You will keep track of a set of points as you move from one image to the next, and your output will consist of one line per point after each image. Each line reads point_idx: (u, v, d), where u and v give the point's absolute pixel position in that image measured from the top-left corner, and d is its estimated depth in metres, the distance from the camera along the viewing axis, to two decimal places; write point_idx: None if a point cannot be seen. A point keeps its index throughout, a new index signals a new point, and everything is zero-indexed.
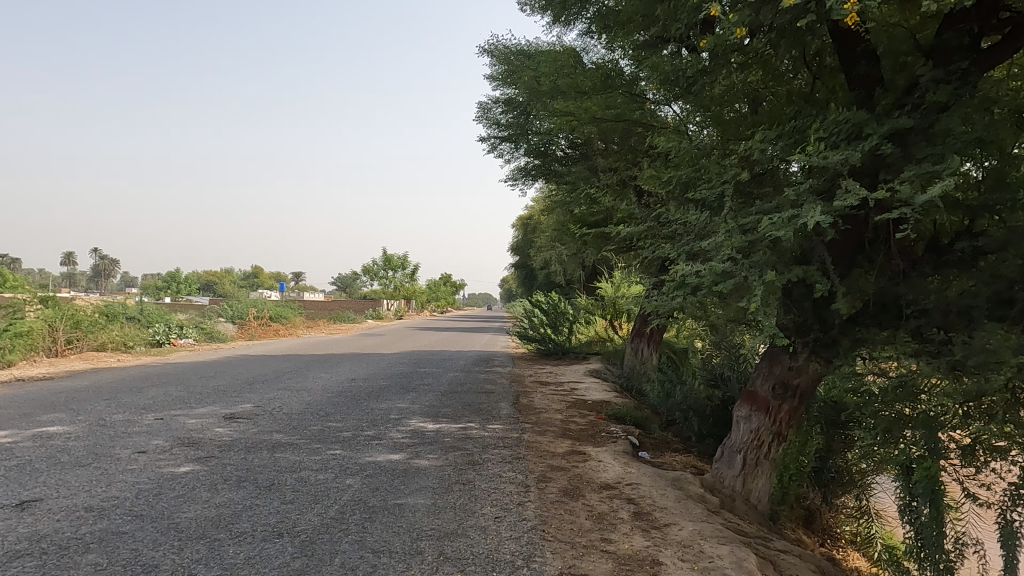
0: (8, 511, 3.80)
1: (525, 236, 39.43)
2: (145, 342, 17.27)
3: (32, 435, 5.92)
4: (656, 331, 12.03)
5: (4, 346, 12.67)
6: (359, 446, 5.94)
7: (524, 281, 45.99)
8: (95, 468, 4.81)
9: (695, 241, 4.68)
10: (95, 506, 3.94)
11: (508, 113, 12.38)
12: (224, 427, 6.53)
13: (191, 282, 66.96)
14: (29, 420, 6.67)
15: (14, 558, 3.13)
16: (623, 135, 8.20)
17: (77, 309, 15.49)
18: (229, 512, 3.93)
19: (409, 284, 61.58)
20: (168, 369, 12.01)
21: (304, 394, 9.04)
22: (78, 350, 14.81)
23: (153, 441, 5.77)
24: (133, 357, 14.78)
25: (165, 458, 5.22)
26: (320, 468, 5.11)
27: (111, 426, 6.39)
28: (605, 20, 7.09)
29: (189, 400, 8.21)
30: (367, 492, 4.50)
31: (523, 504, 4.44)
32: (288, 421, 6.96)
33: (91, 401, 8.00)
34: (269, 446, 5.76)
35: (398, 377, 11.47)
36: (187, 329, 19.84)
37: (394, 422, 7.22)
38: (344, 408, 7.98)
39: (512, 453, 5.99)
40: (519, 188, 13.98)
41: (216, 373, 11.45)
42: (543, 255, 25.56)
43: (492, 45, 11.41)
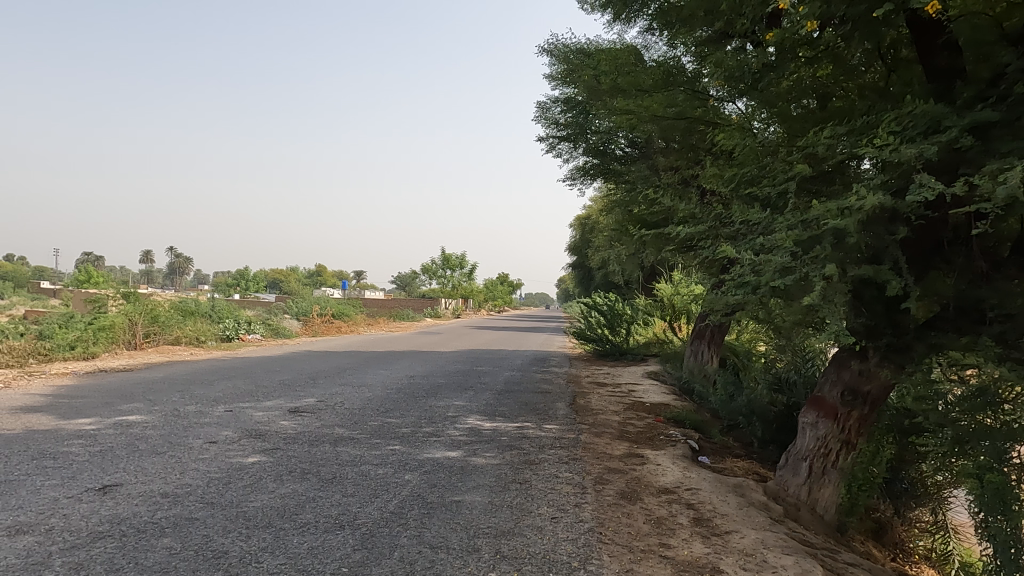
0: (93, 494, 4.04)
1: (584, 238, 39.14)
2: (216, 338, 18.06)
3: (113, 423, 6.27)
4: (719, 334, 11.75)
5: (88, 338, 13.47)
6: (417, 443, 6.04)
7: (583, 282, 45.73)
8: (170, 456, 5.06)
9: (758, 239, 4.55)
10: (170, 493, 4.14)
11: (567, 112, 12.35)
12: (289, 421, 6.74)
13: (260, 279, 69.53)
14: (110, 409, 7.06)
15: (97, 539, 3.32)
16: (685, 134, 8.06)
17: (155, 305, 16.34)
18: (294, 503, 4.06)
19: (467, 284, 62.17)
20: (237, 363, 12.51)
21: (365, 390, 9.25)
22: (156, 344, 15.60)
23: (223, 432, 6.03)
24: (205, 352, 15.45)
25: (234, 448, 5.44)
26: (379, 463, 5.21)
27: (185, 417, 6.69)
28: (666, 17, 6.97)
29: (256, 393, 8.53)
30: (425, 489, 4.56)
31: (581, 506, 4.42)
32: (349, 416, 7.13)
33: (168, 392, 8.42)
34: (331, 441, 5.92)
35: (456, 376, 11.59)
36: (255, 325, 20.64)
37: (451, 420, 7.30)
38: (403, 405, 8.12)
39: (568, 454, 5.97)
40: (578, 187, 13.94)
41: (282, 368, 11.85)
42: (602, 255, 25.43)
43: (551, 44, 11.39)
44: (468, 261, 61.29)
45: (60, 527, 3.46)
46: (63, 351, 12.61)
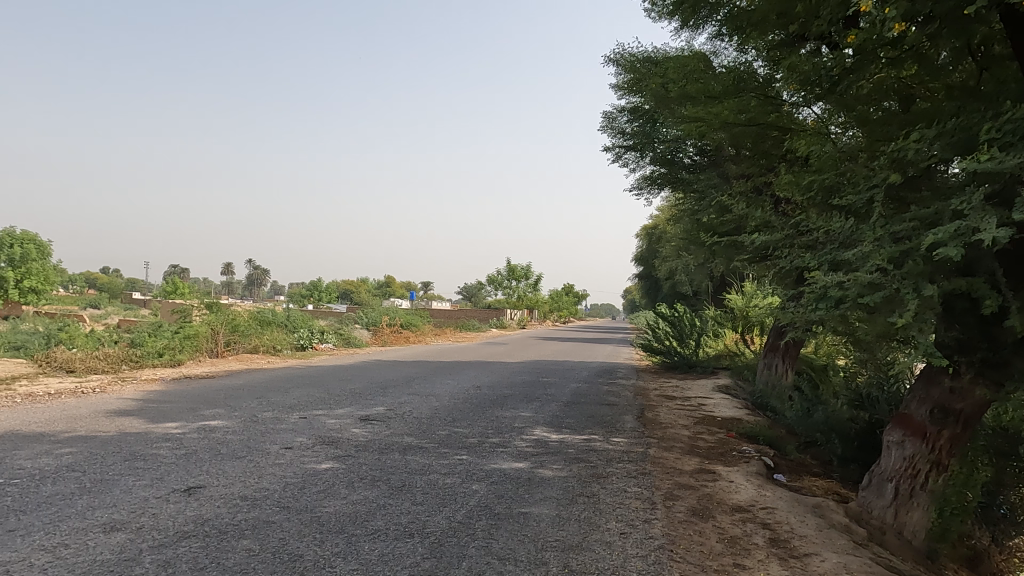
0: (179, 495, 4.24)
1: (651, 248, 38.60)
2: (291, 346, 18.74)
3: (197, 427, 6.58)
4: (794, 346, 11.32)
5: (175, 346, 14.24)
6: (485, 453, 6.06)
7: (650, 293, 45.06)
8: (249, 460, 5.27)
9: (839, 250, 4.38)
10: (249, 496, 4.30)
11: (633, 121, 12.21)
12: (360, 429, 6.91)
13: (332, 290, 71.93)
14: (195, 414, 7.42)
15: (183, 538, 3.49)
16: (757, 140, 7.83)
17: (235, 315, 17.11)
18: (365, 510, 4.15)
19: (532, 295, 62.29)
20: (310, 371, 12.93)
21: (432, 399, 9.38)
22: (236, 352, 16.31)
23: (297, 438, 6.23)
24: (281, 360, 16.05)
25: (308, 454, 5.61)
26: (447, 472, 5.27)
27: (263, 423, 6.97)
28: (736, 22, 6.80)
29: (329, 401, 8.79)
30: (493, 499, 4.57)
31: (650, 522, 4.32)
32: (418, 425, 7.24)
33: (246, 399, 8.78)
34: (400, 449, 6.03)
35: (522, 387, 11.60)
36: (327, 335, 21.31)
37: (518, 431, 7.30)
38: (470, 414, 8.18)
39: (637, 468, 5.86)
40: (645, 196, 13.76)
41: (353, 376, 12.18)
42: (670, 265, 25.00)
43: (617, 53, 11.32)
44: (533, 272, 61.48)
45: (150, 525, 3.65)
46: (152, 358, 13.37)
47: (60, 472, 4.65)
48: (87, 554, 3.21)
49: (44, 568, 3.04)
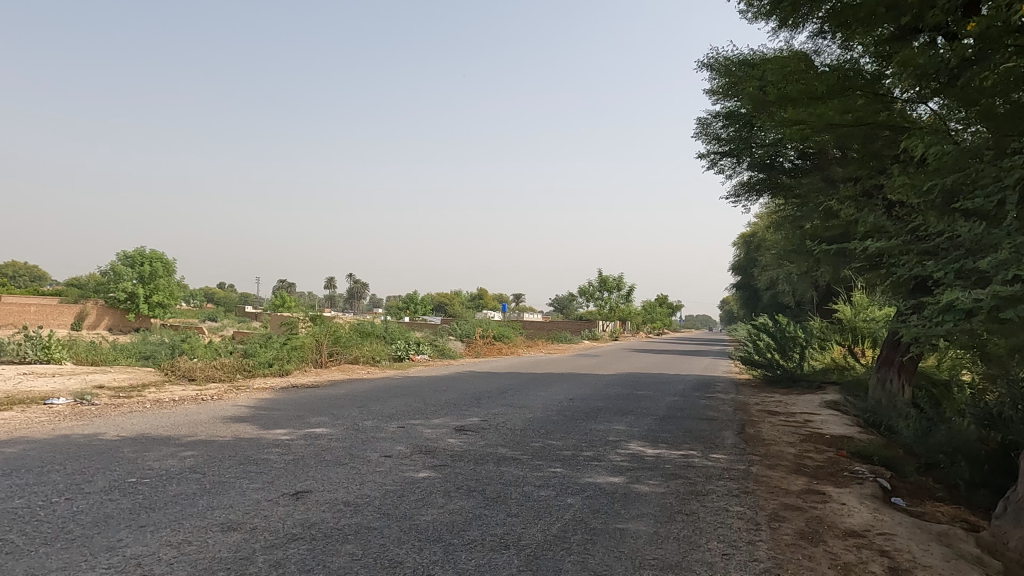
0: (288, 499, 4.47)
1: (749, 256, 37.16)
2: (389, 357, 19.37)
3: (303, 434, 6.92)
4: (911, 361, 10.55)
5: (284, 357, 15.08)
6: (579, 466, 6.01)
7: (749, 303, 43.34)
8: (351, 467, 5.47)
9: (968, 257, 4.06)
10: (351, 502, 4.47)
11: (729, 126, 11.84)
12: (456, 439, 7.03)
13: (427, 303, 73.90)
14: (302, 421, 7.81)
15: (292, 540, 3.66)
16: (865, 141, 7.40)
17: (338, 327, 17.92)
18: (461, 520, 4.20)
19: (625, 306, 61.43)
20: (408, 382, 13.31)
21: (526, 411, 9.41)
22: (338, 362, 17.06)
23: (396, 447, 6.42)
24: (380, 370, 16.64)
25: (407, 463, 5.76)
26: (541, 484, 5.25)
27: (364, 431, 7.23)
28: (839, 18, 6.45)
29: (425, 411, 9.01)
30: (588, 514, 4.51)
31: (754, 543, 4.13)
32: (512, 437, 7.28)
33: (348, 408, 9.15)
34: (495, 460, 6.08)
35: (616, 400, 11.43)
36: (423, 346, 21.90)
37: (612, 444, 7.20)
38: (563, 427, 8.15)
39: (739, 486, 5.61)
40: (743, 202, 13.29)
41: (448, 387, 12.43)
42: (771, 275, 23.97)
43: (712, 58, 11.03)
44: (625, 283, 60.66)
45: (262, 527, 3.86)
46: (264, 367, 14.21)
47: (183, 474, 5.01)
48: (206, 552, 3.43)
49: (170, 562, 3.27)
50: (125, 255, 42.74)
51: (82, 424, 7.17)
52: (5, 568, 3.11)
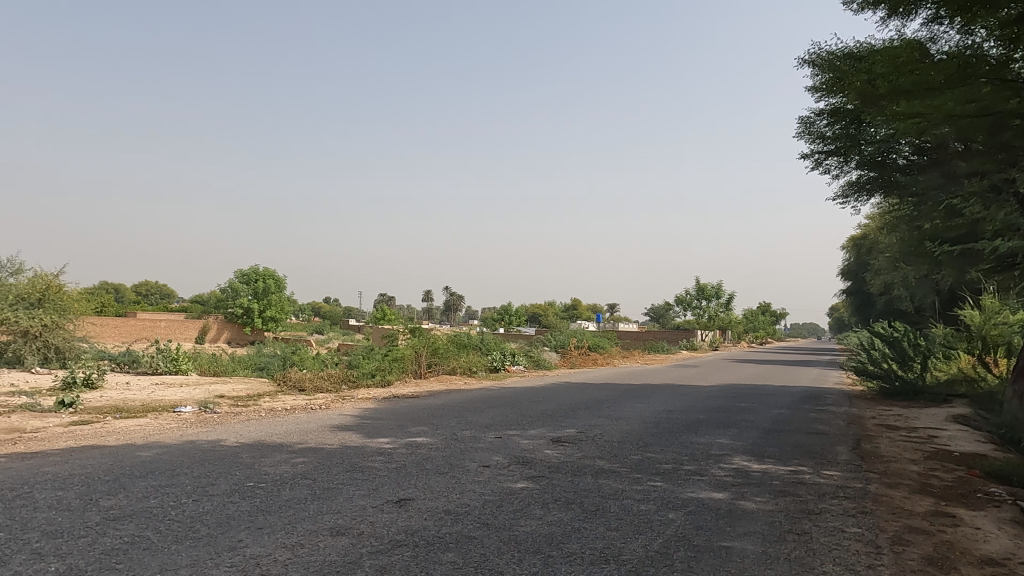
0: (392, 506, 4.62)
1: (861, 260, 34.98)
2: (485, 368, 19.66)
3: (405, 443, 7.14)
4: None
5: (385, 368, 15.63)
6: (680, 480, 5.84)
7: (861, 310, 40.76)
8: (451, 477, 5.58)
9: None
10: (452, 511, 4.55)
11: (834, 124, 11.24)
12: (553, 450, 7.02)
13: (522, 314, 74.41)
14: (403, 431, 8.05)
15: (396, 546, 3.77)
16: (992, 131, 6.82)
17: (436, 338, 18.39)
18: (560, 532, 4.18)
19: (725, 315, 59.35)
20: (504, 393, 13.47)
21: (623, 423, 9.25)
22: (437, 373, 17.48)
23: (494, 457, 6.49)
24: (477, 381, 16.91)
25: (505, 473, 5.81)
26: (641, 498, 5.14)
27: (462, 441, 7.36)
28: (956, 2, 5.99)
29: (522, 422, 9.05)
30: (691, 530, 4.37)
31: (875, 568, 3.84)
32: (610, 449, 7.19)
33: (447, 418, 9.35)
34: (592, 472, 6.01)
35: (717, 412, 11.03)
36: (518, 357, 22.07)
37: (715, 458, 6.94)
38: (662, 440, 7.94)
39: (856, 506, 5.25)
40: (852, 203, 12.56)
41: (544, 398, 12.45)
42: (886, 280, 22.43)
43: (814, 53, 10.54)
44: (724, 291, 58.61)
45: (368, 532, 4.01)
46: (367, 378, 14.79)
47: (295, 479, 5.29)
48: (318, 555, 3.59)
49: (286, 563, 3.45)
50: (242, 273, 45.84)
51: (207, 431, 7.73)
52: (143, 562, 3.40)
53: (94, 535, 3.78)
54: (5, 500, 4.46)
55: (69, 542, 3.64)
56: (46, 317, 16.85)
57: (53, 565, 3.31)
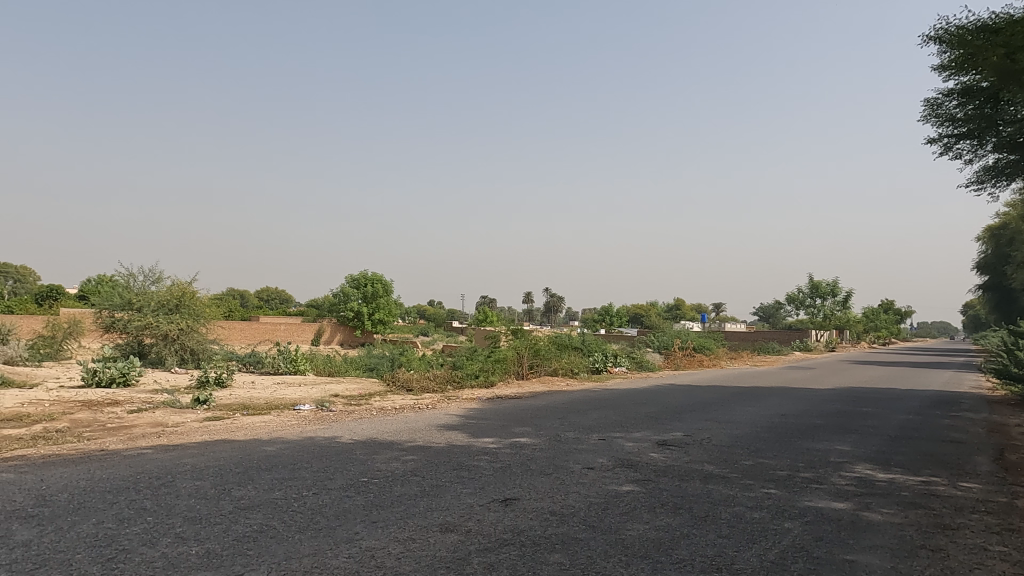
0: (498, 504, 4.69)
1: (1001, 252, 31.81)
2: (587, 370, 19.55)
3: (510, 444, 7.23)
4: None
5: (489, 369, 15.89)
6: (796, 488, 5.55)
7: (1002, 306, 37.07)
8: (555, 477, 5.59)
9: None
10: (557, 512, 4.56)
11: (966, 104, 10.30)
12: (658, 453, 6.87)
13: (623, 314, 73.44)
14: (507, 431, 8.15)
15: (503, 545, 3.83)
16: None
17: (537, 340, 18.51)
18: (669, 537, 4.08)
19: (842, 313, 55.86)
20: (606, 394, 13.34)
21: (733, 427, 8.90)
22: (539, 374, 17.57)
23: (598, 459, 6.43)
24: (579, 383, 16.85)
25: (609, 476, 5.75)
26: (754, 506, 4.93)
27: (566, 442, 7.36)
28: None
29: (627, 424, 8.92)
30: (810, 541, 4.13)
31: None
32: (719, 453, 6.95)
33: (551, 419, 9.37)
34: (701, 477, 5.83)
35: (836, 417, 10.37)
36: (621, 358, 21.79)
37: (835, 466, 6.53)
38: (775, 445, 7.58)
39: (1000, 523, 4.78)
40: (988, 189, 11.45)
41: (648, 400, 12.22)
42: None
43: (940, 29, 9.71)
44: (841, 288, 55.15)
45: (476, 529, 4.09)
46: (471, 379, 15.10)
47: (406, 476, 5.49)
48: (429, 550, 3.71)
49: (399, 557, 3.58)
50: (353, 278, 48.13)
51: (323, 429, 8.17)
52: (270, 550, 3.63)
53: (228, 523, 4.09)
54: (153, 488, 4.92)
55: (206, 528, 3.96)
56: (183, 321, 18.46)
57: (193, 549, 3.61)
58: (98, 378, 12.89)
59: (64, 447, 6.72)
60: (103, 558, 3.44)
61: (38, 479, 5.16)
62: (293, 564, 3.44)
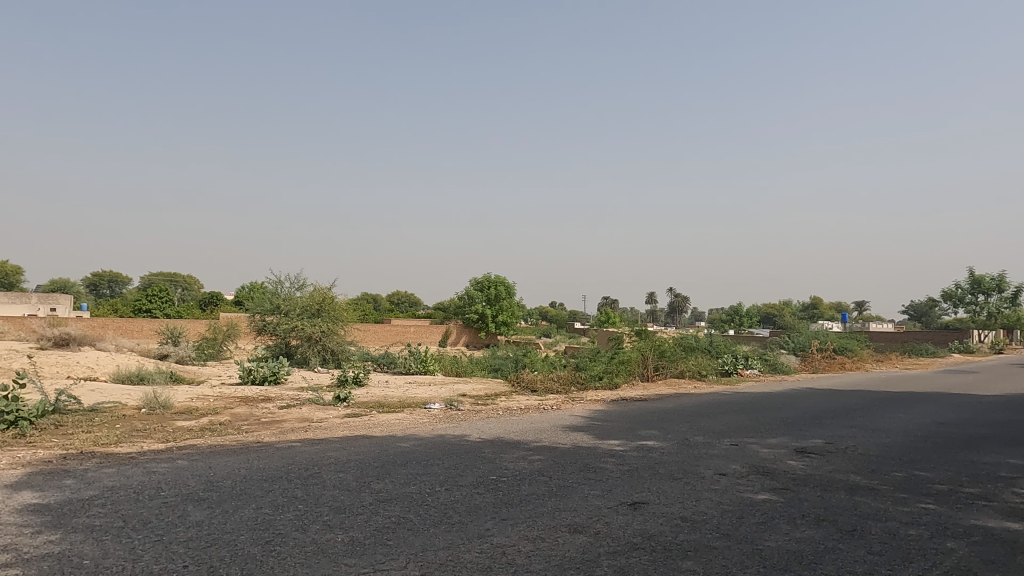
0: (626, 507, 4.63)
1: None
2: (716, 372, 18.83)
3: (636, 446, 7.11)
4: None
5: (612, 370, 15.73)
6: (960, 505, 5.02)
7: None
8: (685, 482, 5.43)
9: None
10: (688, 518, 4.43)
11: None
12: (797, 461, 6.49)
13: (754, 315, 70.05)
14: (633, 433, 8.03)
15: (633, 548, 3.78)
16: None
17: (662, 341, 18.07)
18: (811, 550, 3.84)
19: (1010, 311, 49.90)
20: (738, 398, 12.77)
21: (881, 435, 8.21)
22: (665, 376, 17.13)
23: (730, 466, 6.17)
24: (707, 386, 16.26)
25: (744, 483, 5.49)
26: (909, 522, 4.51)
27: (695, 447, 7.13)
28: None
29: (761, 429, 8.49)
30: (977, 564, 3.73)
31: None
32: (866, 463, 6.44)
33: (678, 422, 9.12)
34: (846, 488, 5.42)
35: (1006, 427, 9.27)
36: (752, 360, 20.77)
37: (1006, 482, 5.84)
38: (932, 456, 6.89)
39: None
40: None
41: (783, 405, 11.57)
42: None
43: None
44: (1009, 283, 49.28)
45: (604, 532, 4.07)
46: (595, 381, 15.03)
47: (533, 476, 5.56)
48: (557, 549, 3.73)
49: (529, 555, 3.64)
50: (476, 281, 49.68)
51: (453, 427, 8.46)
52: (408, 541, 3.82)
53: (369, 513, 4.35)
54: (302, 478, 5.33)
55: (349, 517, 4.23)
56: (324, 324, 19.82)
57: (339, 536, 3.87)
58: (253, 376, 14.14)
59: (227, 438, 7.45)
60: (262, 540, 3.77)
61: (207, 467, 5.74)
62: (429, 556, 3.59)
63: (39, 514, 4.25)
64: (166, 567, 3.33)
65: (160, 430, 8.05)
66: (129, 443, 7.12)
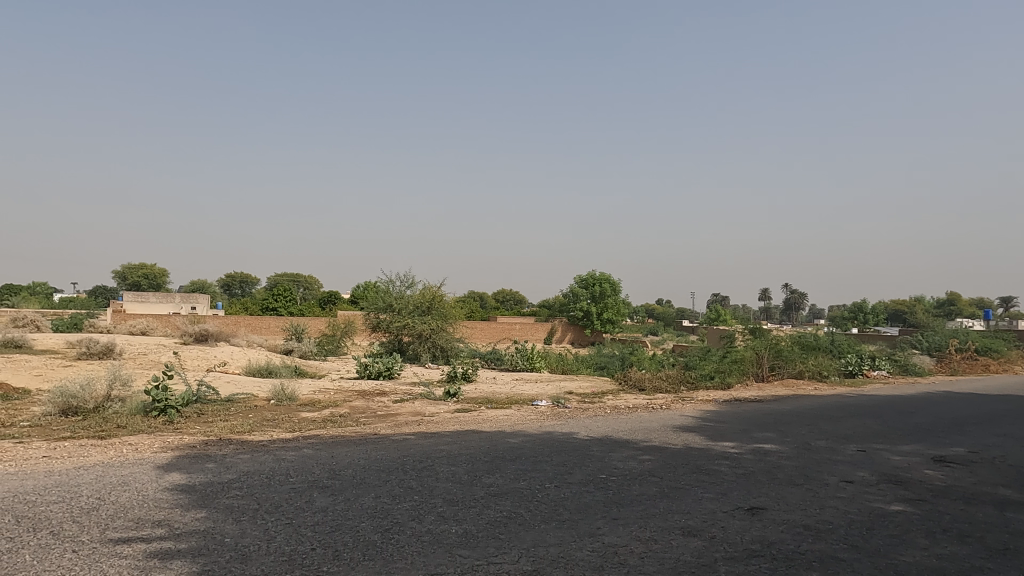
0: (742, 513, 4.44)
1: None
2: (839, 372, 17.66)
3: (752, 449, 6.81)
4: None
5: (724, 370, 15.14)
6: None
7: None
8: (807, 489, 5.13)
9: None
10: (812, 527, 4.19)
11: None
12: (935, 470, 5.95)
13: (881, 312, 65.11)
14: (748, 436, 7.69)
15: (752, 556, 3.62)
16: None
17: (779, 339, 17.19)
18: (954, 569, 3.52)
19: None
20: (864, 401, 11.90)
21: None
22: (781, 376, 16.26)
23: (857, 473, 5.77)
24: (829, 387, 15.28)
25: (873, 492, 5.12)
26: None
27: (817, 451, 6.73)
28: None
29: (891, 435, 7.88)
30: None
31: None
32: (1018, 476, 5.81)
33: (798, 425, 8.64)
34: (993, 503, 4.92)
35: None
36: (880, 360, 19.32)
37: None
38: None
39: None
40: None
41: (918, 409, 10.64)
42: None
43: None
44: None
45: (720, 537, 3.93)
46: (706, 380, 14.54)
47: (643, 476, 5.46)
48: (671, 552, 3.64)
49: (642, 556, 3.57)
50: (582, 280, 49.45)
51: (559, 424, 8.47)
52: (520, 536, 3.86)
53: (480, 506, 4.44)
54: (416, 470, 5.53)
55: (462, 510, 4.34)
56: (434, 322, 20.43)
57: (453, 528, 3.97)
58: (369, 371, 14.82)
59: (346, 430, 7.88)
60: (382, 528, 3.94)
61: (329, 456, 6.09)
62: (541, 552, 3.61)
63: (186, 494, 4.67)
64: (297, 549, 3.55)
65: (287, 420, 8.64)
66: (261, 431, 7.70)
